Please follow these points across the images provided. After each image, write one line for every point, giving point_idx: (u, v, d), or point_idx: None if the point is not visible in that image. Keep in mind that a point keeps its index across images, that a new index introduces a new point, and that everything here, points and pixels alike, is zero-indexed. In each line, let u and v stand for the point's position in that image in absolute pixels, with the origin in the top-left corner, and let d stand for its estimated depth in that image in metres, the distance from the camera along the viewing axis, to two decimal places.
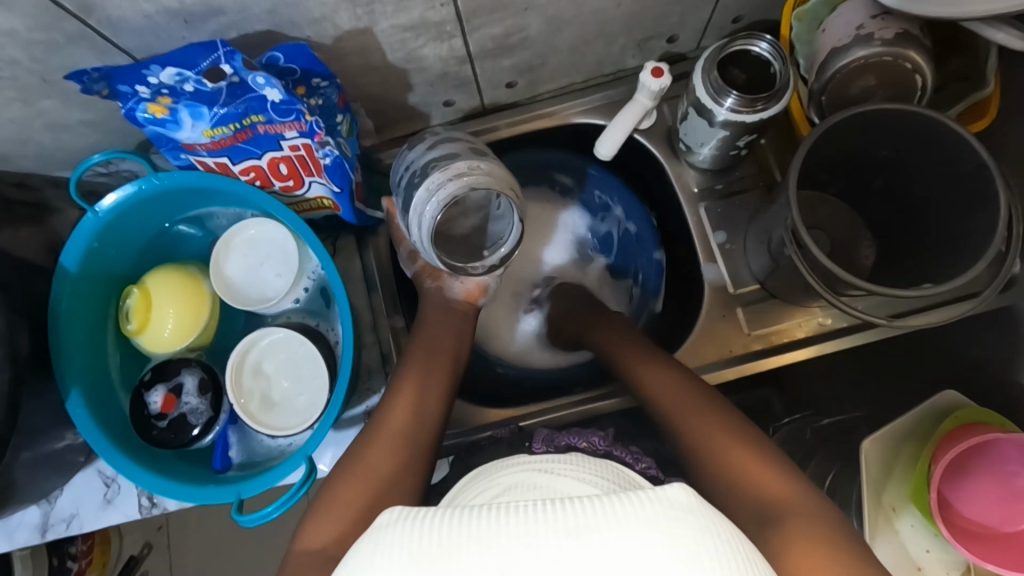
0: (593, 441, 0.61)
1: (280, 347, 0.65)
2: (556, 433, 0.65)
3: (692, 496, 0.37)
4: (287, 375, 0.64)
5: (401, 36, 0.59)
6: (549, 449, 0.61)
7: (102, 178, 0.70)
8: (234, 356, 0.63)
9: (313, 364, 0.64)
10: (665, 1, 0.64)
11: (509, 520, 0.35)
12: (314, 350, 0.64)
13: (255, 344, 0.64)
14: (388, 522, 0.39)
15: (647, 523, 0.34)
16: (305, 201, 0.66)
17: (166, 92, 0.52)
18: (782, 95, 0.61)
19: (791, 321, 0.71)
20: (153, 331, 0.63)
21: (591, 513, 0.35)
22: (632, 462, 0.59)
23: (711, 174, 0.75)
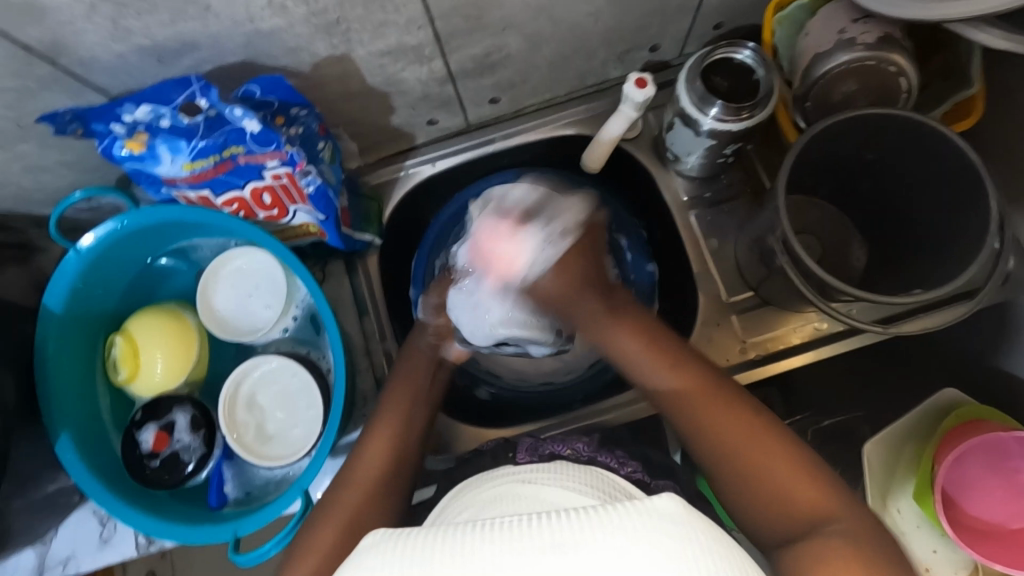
0: (576, 448, 0.60)
1: (273, 377, 0.64)
2: (539, 442, 0.63)
3: (676, 504, 0.37)
4: (281, 407, 0.63)
5: (379, 61, 0.58)
6: (533, 458, 0.58)
7: (85, 214, 0.69)
8: (227, 388, 0.62)
9: (307, 393, 0.63)
10: (644, 13, 0.64)
11: (496, 534, 0.35)
12: (306, 377, 0.63)
13: (246, 376, 0.63)
14: (372, 542, 0.38)
15: (631, 533, 0.34)
16: (291, 229, 0.65)
17: (143, 129, 0.51)
18: (766, 102, 0.60)
19: (788, 326, 0.70)
20: (145, 375, 0.62)
21: (575, 526, 0.34)
22: (616, 467, 0.58)
23: (699, 182, 0.74)
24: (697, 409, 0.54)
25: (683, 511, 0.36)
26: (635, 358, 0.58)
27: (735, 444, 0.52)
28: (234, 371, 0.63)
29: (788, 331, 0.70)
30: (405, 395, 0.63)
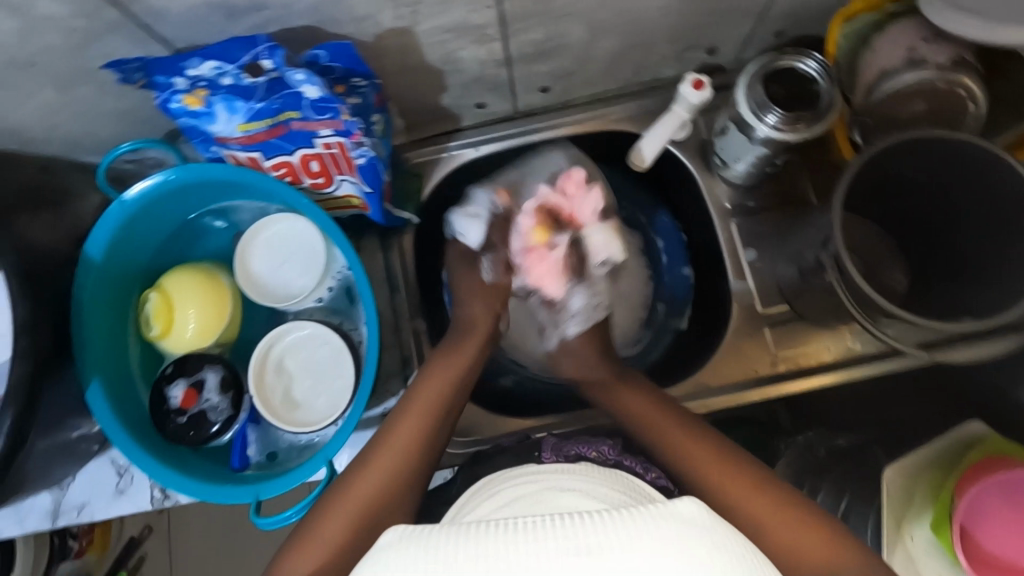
0: (602, 451, 0.61)
1: (303, 345, 0.64)
2: (563, 441, 0.64)
3: (696, 507, 0.39)
4: (309, 376, 0.64)
5: (441, 37, 0.57)
6: (557, 459, 0.59)
7: (129, 165, 0.70)
8: (257, 354, 0.63)
9: (336, 364, 0.63)
10: (709, 13, 0.63)
11: (523, 538, 0.36)
12: (338, 347, 0.64)
13: (279, 340, 0.64)
14: (389, 542, 0.40)
15: (659, 538, 0.35)
16: (333, 199, 0.65)
17: (204, 85, 0.51)
18: (827, 115, 0.60)
19: (820, 343, 0.69)
20: (176, 332, 0.62)
21: (602, 530, 0.35)
22: (642, 471, 0.59)
23: (743, 190, 0.74)
24: (674, 442, 0.57)
25: (705, 514, 0.39)
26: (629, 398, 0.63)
27: (719, 481, 0.52)
28: (268, 334, 0.64)
29: (821, 349, 0.69)
30: (442, 383, 0.62)
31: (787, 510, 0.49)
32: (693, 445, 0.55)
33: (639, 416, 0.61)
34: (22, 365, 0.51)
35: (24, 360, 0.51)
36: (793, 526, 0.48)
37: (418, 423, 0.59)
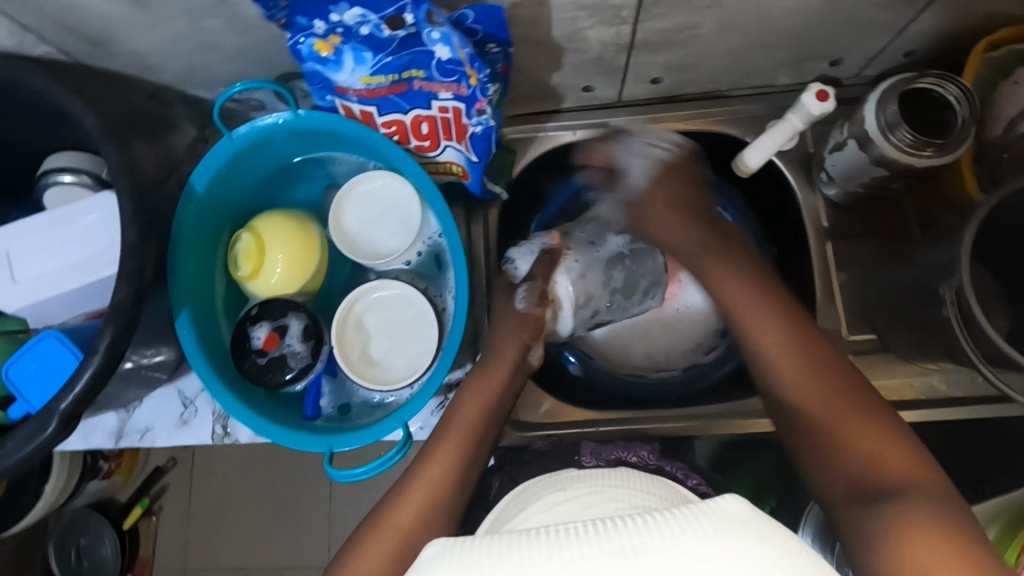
0: (643, 456, 0.62)
1: (386, 304, 0.64)
2: (601, 446, 0.65)
3: (746, 506, 0.35)
4: (388, 335, 0.64)
5: (573, 14, 0.56)
6: (598, 462, 0.61)
7: (233, 104, 0.70)
8: (342, 308, 0.63)
9: (417, 326, 0.63)
10: (847, 23, 0.61)
11: (563, 542, 0.33)
12: (422, 310, 0.64)
13: (364, 296, 0.64)
14: (428, 557, 0.37)
15: (709, 537, 0.33)
16: (432, 163, 0.64)
17: (340, 32, 0.50)
18: (957, 145, 0.57)
19: (903, 380, 0.68)
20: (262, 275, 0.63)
21: (647, 532, 0.33)
22: (683, 478, 0.60)
23: (843, 211, 0.71)
24: (776, 351, 0.57)
25: (751, 511, 0.35)
26: (727, 288, 0.63)
27: (806, 388, 0.54)
28: (351, 293, 0.64)
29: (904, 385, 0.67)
30: (480, 412, 0.61)
31: (879, 427, 0.49)
32: (790, 361, 0.56)
33: (767, 348, 0.58)
34: (126, 287, 0.51)
35: (128, 282, 0.51)
36: (882, 443, 0.48)
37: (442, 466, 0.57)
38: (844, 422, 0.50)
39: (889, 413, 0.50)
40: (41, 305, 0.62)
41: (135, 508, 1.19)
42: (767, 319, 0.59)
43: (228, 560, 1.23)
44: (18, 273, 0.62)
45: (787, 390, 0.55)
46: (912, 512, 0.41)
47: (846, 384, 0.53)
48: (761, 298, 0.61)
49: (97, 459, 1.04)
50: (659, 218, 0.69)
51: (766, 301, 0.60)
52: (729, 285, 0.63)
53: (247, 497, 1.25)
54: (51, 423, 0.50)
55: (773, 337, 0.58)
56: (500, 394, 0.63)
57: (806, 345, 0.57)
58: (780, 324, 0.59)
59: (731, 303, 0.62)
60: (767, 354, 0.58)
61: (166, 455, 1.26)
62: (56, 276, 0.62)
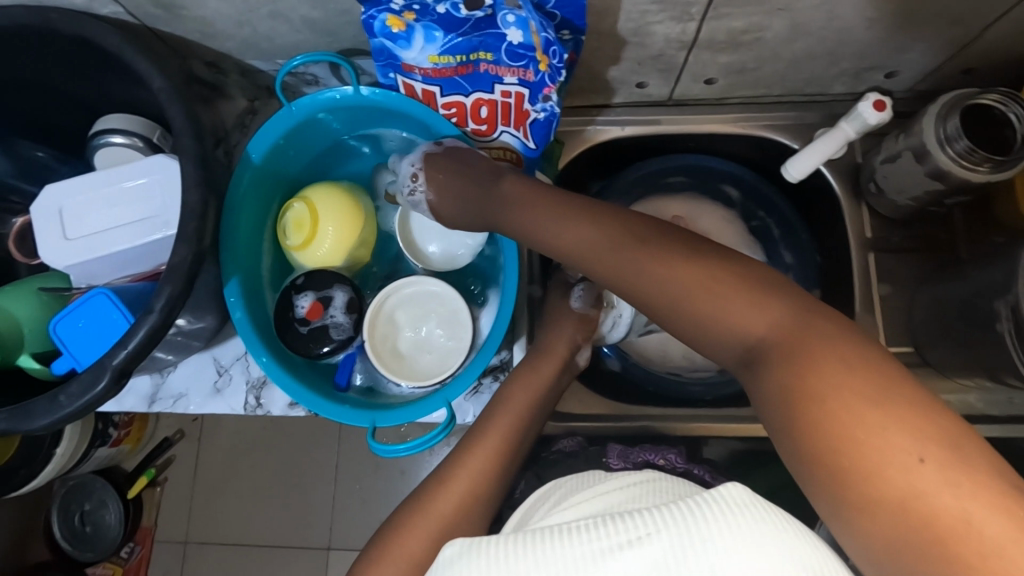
0: (671, 459, 0.65)
1: (419, 301, 0.65)
2: (629, 449, 0.67)
3: (744, 493, 0.35)
4: (421, 332, 0.64)
5: (644, 8, 0.56)
6: (627, 465, 0.63)
7: (290, 78, 0.70)
8: (375, 301, 0.64)
9: (449, 324, 0.64)
10: (912, 35, 0.61)
11: (572, 538, 0.35)
12: (456, 310, 0.64)
13: (397, 292, 0.65)
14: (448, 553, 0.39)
15: (708, 529, 0.33)
16: (487, 149, 0.65)
17: (415, 9, 0.51)
18: (1016, 163, 0.57)
19: (939, 395, 0.68)
20: (310, 246, 0.63)
21: (647, 524, 0.34)
22: (710, 480, 0.64)
23: (888, 224, 0.71)
24: (630, 265, 0.48)
25: (749, 498, 0.35)
26: (618, 258, 0.49)
27: (829, 397, 0.36)
28: (387, 286, 0.65)
29: (941, 401, 0.67)
30: (519, 410, 0.63)
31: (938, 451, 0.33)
32: (716, 294, 0.44)
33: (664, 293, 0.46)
34: (188, 248, 0.52)
35: (189, 244, 0.52)
36: (937, 478, 0.32)
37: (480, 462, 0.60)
38: (814, 347, 0.39)
39: (824, 326, 0.40)
40: (91, 263, 0.63)
41: (140, 478, 1.16)
42: (642, 262, 0.48)
43: (234, 533, 1.23)
44: (70, 230, 0.63)
45: (745, 332, 0.42)
46: (889, 449, 0.33)
47: (882, 376, 0.36)
48: (592, 242, 0.51)
49: (107, 427, 1.04)
50: (523, 211, 0.57)
51: (609, 244, 0.50)
52: (575, 234, 0.52)
53: (256, 473, 1.26)
54: (103, 377, 0.51)
55: (663, 273, 0.46)
56: (538, 397, 0.64)
57: (679, 288, 0.45)
58: (702, 271, 0.45)
59: (593, 247, 0.51)
60: (693, 322, 0.45)
61: (174, 427, 1.26)
62: (107, 235, 0.62)
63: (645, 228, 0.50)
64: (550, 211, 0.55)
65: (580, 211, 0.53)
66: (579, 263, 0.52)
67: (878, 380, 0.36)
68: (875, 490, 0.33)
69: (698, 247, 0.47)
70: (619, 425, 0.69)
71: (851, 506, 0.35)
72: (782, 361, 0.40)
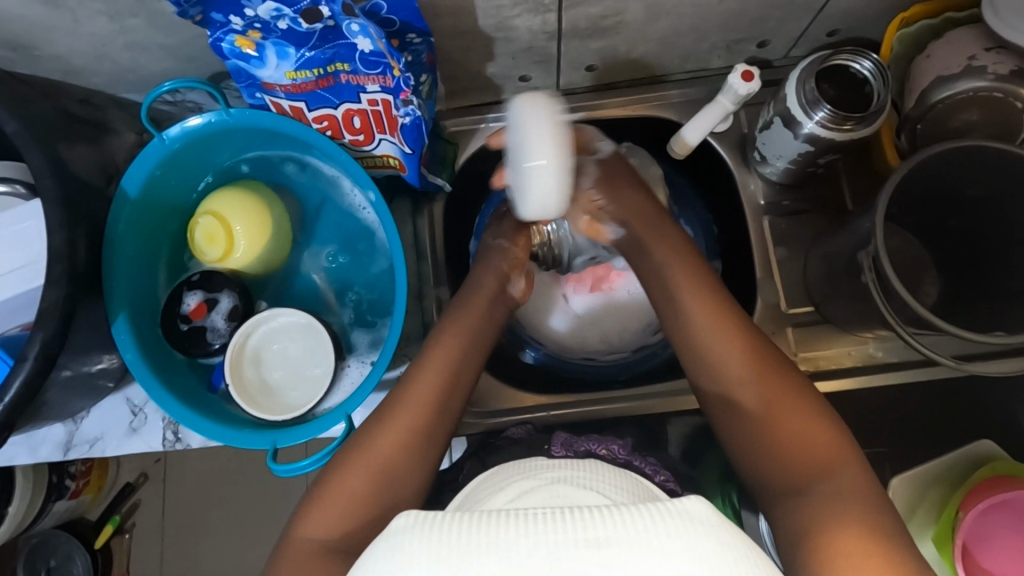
0: (612, 449, 0.62)
1: (282, 334, 0.64)
2: (573, 438, 0.64)
3: (707, 508, 0.34)
4: (285, 366, 0.64)
5: (497, 3, 0.57)
6: (569, 454, 0.60)
7: (168, 107, 0.69)
8: (236, 339, 0.62)
9: (313, 355, 0.64)
10: (766, 4, 0.62)
11: (526, 527, 0.32)
12: (319, 341, 0.64)
13: (257, 329, 0.64)
14: (401, 526, 0.35)
15: (668, 534, 0.32)
16: (371, 158, 0.65)
17: (259, 27, 0.50)
18: (875, 118, 0.59)
19: (841, 349, 0.70)
20: (223, 253, 0.63)
21: (607, 521, 0.32)
22: (651, 473, 0.59)
23: (779, 188, 0.73)
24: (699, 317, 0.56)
25: (714, 516, 0.34)
26: (684, 308, 0.57)
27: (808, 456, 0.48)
28: (242, 325, 0.63)
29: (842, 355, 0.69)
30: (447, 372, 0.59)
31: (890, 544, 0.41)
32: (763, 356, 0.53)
33: (719, 332, 0.55)
34: (57, 291, 0.51)
35: (58, 286, 0.51)
36: (868, 557, 0.40)
37: (416, 411, 0.55)
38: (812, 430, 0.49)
39: (838, 445, 0.48)
40: None
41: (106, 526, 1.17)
42: (750, 356, 0.53)
43: (203, 571, 1.21)
44: None
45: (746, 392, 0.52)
46: (841, 538, 0.42)
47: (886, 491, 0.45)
48: (705, 318, 0.56)
49: (63, 479, 1.02)
50: (684, 284, 0.58)
51: (699, 334, 0.55)
52: (728, 335, 0.54)
53: (221, 507, 1.24)
54: None
55: (735, 352, 0.54)
56: (467, 341, 0.61)
57: (791, 422, 0.50)
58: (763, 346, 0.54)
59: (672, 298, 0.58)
60: (751, 423, 0.51)
61: (137, 471, 1.24)
62: None
63: (750, 331, 0.55)
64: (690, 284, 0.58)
65: (740, 312, 0.56)
66: (693, 337, 0.56)
67: (870, 503, 0.44)
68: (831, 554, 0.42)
69: (781, 365, 0.53)
70: (550, 416, 0.70)
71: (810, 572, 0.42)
72: (799, 503, 0.46)
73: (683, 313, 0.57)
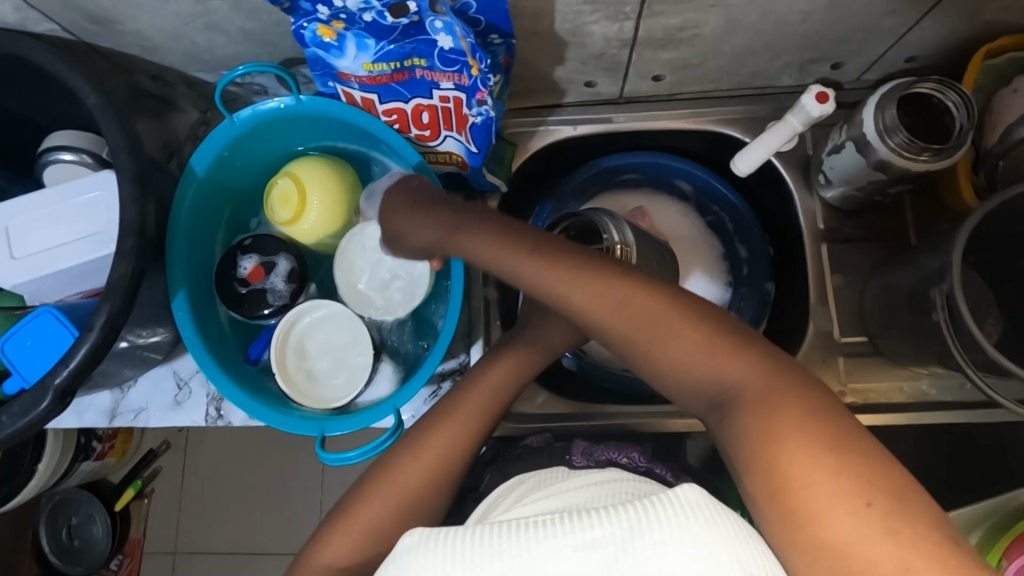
0: (632, 458, 0.63)
1: (322, 325, 0.65)
2: (593, 446, 0.65)
3: (702, 495, 0.33)
4: (325, 358, 0.65)
5: (577, 8, 0.56)
6: (589, 464, 0.61)
7: (235, 88, 0.70)
8: (279, 329, 0.63)
9: (353, 347, 0.65)
10: (849, 26, 0.61)
11: (525, 535, 0.33)
12: (360, 331, 0.65)
13: (299, 321, 0.65)
14: (407, 546, 0.36)
15: (661, 534, 0.31)
16: (435, 153, 0.65)
17: (343, 18, 0.50)
18: (954, 151, 0.58)
19: (893, 384, 0.68)
20: (292, 217, 0.64)
21: (598, 523, 0.32)
22: (671, 480, 0.62)
23: (841, 214, 0.72)
24: (576, 291, 0.48)
25: (706, 500, 0.33)
26: (545, 277, 0.49)
27: (760, 383, 0.42)
28: (284, 318, 0.64)
29: (892, 389, 0.68)
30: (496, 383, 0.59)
31: (849, 470, 0.35)
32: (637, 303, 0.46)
33: (612, 313, 0.47)
34: (127, 264, 0.51)
35: (128, 258, 0.52)
36: (829, 494, 0.34)
37: (448, 424, 0.56)
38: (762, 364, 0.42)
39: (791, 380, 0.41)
40: (40, 280, 0.63)
41: (127, 489, 1.18)
42: (716, 343, 0.44)
43: (220, 542, 1.23)
44: (16, 248, 0.62)
45: (686, 352, 0.45)
46: (813, 484, 0.35)
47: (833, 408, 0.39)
48: (676, 321, 0.45)
49: (90, 441, 1.04)
50: (527, 268, 0.51)
51: (671, 333, 0.45)
52: (601, 293, 0.48)
53: (241, 482, 1.25)
54: (46, 397, 0.50)
55: (661, 319, 0.46)
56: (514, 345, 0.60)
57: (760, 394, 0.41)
58: (636, 290, 0.47)
59: (517, 270, 0.51)
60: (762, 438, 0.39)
61: (159, 439, 1.26)
62: (55, 251, 0.62)
63: (724, 328, 0.45)
64: (525, 248, 0.51)
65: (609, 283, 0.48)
66: (560, 304, 0.49)
67: (874, 479, 0.34)
68: (841, 552, 0.33)
69: (702, 308, 0.46)
70: (580, 424, 0.70)
71: (777, 521, 0.36)
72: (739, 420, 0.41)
73: (548, 294, 0.50)
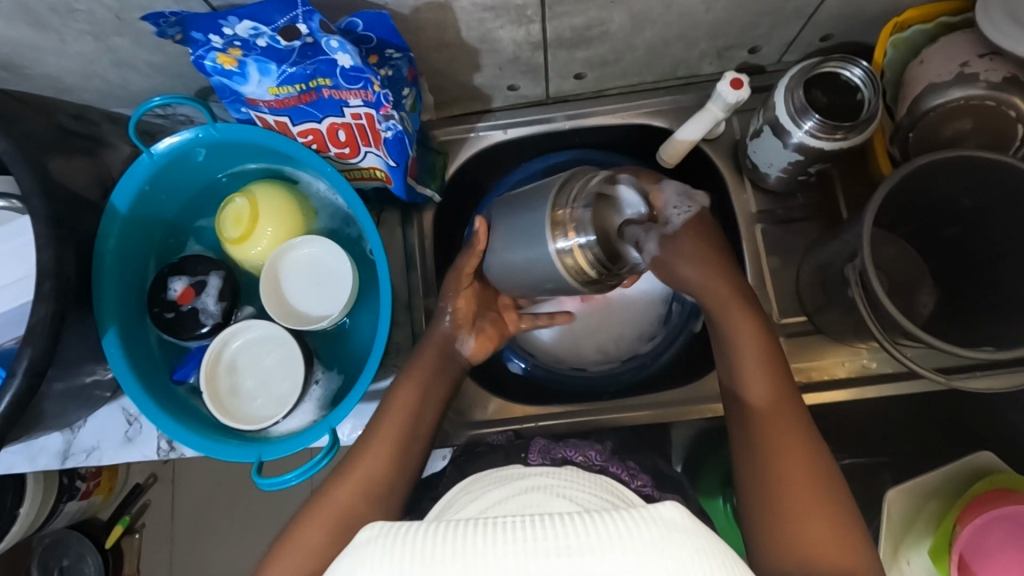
0: (589, 456, 0.59)
1: (253, 345, 0.65)
2: (552, 445, 0.63)
3: (683, 513, 0.33)
4: (254, 378, 0.64)
5: (479, 16, 0.56)
6: (544, 462, 0.58)
7: (159, 120, 0.70)
8: (212, 346, 0.64)
9: (281, 369, 0.64)
10: (755, 12, 0.61)
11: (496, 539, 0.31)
12: (290, 352, 0.64)
13: (233, 340, 0.65)
14: (366, 539, 0.34)
15: (642, 541, 0.30)
16: (357, 170, 0.65)
17: (238, 45, 0.51)
18: (866, 126, 0.58)
19: (835, 359, 0.69)
20: (240, 234, 0.64)
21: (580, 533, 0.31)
22: (626, 479, 0.57)
23: (772, 197, 0.72)
24: (769, 435, 0.53)
25: (687, 518, 0.33)
26: (762, 425, 0.54)
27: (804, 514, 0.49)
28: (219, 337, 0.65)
29: (835, 365, 0.68)
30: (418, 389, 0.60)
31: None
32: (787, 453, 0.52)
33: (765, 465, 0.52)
34: (45, 308, 0.51)
35: (46, 302, 0.51)
36: None
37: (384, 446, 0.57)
38: (805, 502, 0.49)
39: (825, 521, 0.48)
40: None
41: (116, 526, 1.18)
42: (799, 432, 0.53)
43: None
44: None
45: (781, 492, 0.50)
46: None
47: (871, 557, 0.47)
48: (770, 406, 0.55)
49: (73, 481, 1.03)
50: (753, 371, 0.57)
51: (766, 417, 0.54)
52: (768, 378, 0.56)
53: (228, 510, 1.23)
54: None
55: (788, 459, 0.51)
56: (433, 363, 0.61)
57: (777, 454, 0.52)
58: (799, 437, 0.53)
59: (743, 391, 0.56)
60: (776, 480, 0.51)
61: (146, 472, 1.24)
62: None
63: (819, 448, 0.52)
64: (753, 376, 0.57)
65: (791, 389, 0.56)
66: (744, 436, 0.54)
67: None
68: None
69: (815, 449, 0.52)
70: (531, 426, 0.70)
71: None
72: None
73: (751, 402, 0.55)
